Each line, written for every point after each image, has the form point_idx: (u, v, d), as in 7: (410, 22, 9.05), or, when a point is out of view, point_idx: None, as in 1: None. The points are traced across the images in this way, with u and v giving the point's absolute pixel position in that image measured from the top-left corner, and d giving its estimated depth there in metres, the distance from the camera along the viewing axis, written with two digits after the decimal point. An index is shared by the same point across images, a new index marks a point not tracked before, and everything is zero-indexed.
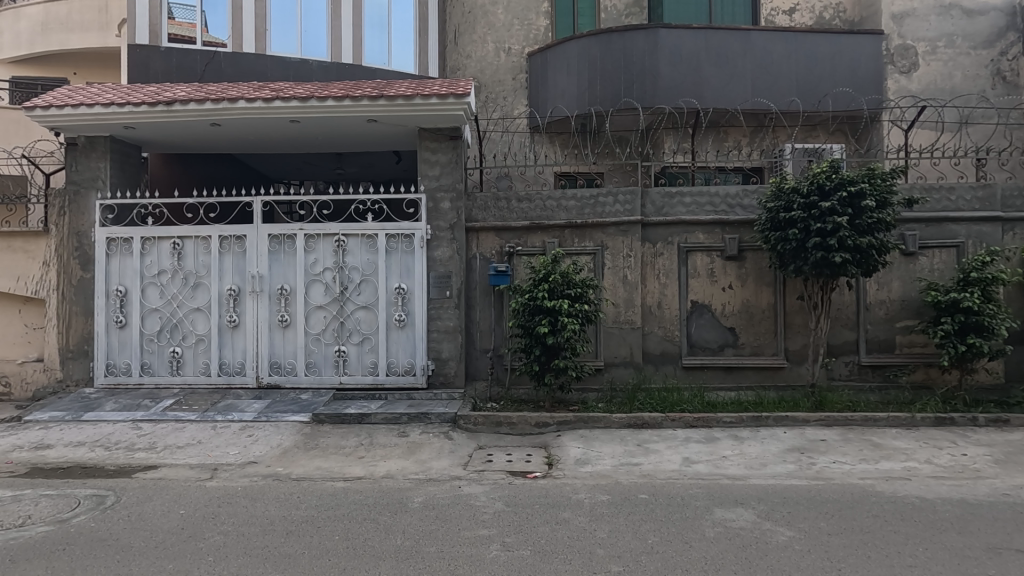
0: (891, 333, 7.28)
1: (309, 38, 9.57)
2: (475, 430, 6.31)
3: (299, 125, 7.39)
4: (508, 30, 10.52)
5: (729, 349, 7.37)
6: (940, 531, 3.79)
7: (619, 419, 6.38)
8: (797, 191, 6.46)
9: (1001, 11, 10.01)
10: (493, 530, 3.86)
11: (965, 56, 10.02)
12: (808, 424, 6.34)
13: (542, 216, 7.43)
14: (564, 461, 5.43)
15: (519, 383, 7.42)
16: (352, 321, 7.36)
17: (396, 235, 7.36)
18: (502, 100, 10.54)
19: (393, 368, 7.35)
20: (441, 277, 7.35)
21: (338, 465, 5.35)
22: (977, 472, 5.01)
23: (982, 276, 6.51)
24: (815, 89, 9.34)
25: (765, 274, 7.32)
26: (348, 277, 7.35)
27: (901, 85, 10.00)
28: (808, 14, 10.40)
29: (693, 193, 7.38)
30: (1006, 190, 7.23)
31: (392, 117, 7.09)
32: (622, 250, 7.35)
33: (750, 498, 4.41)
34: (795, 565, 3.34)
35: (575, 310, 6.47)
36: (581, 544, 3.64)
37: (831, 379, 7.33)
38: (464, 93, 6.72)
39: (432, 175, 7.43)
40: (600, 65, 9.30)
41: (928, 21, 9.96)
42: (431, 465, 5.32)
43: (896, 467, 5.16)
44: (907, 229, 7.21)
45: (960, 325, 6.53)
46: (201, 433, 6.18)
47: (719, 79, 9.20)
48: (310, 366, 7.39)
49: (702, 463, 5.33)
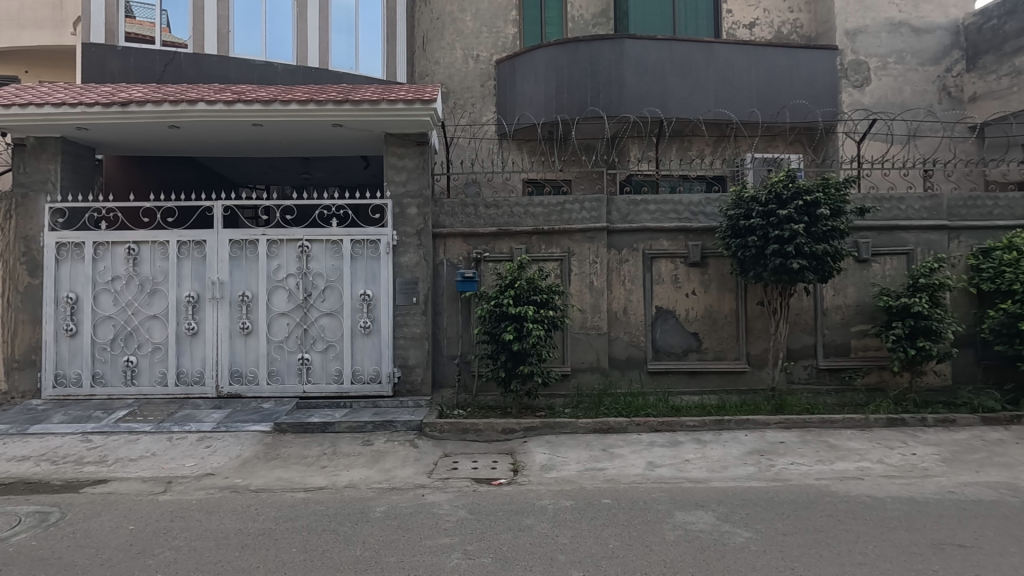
0: (846, 337, 7.53)
1: (273, 40, 9.41)
2: (441, 438, 6.26)
3: (262, 129, 7.24)
4: (476, 38, 10.57)
5: (692, 354, 7.51)
6: (889, 528, 3.92)
7: (585, 424, 6.41)
8: (755, 200, 6.64)
9: (946, 29, 10.53)
10: (455, 538, 3.83)
11: (913, 73, 10.49)
12: (769, 426, 6.49)
13: (509, 223, 7.47)
14: (529, 467, 5.42)
15: (486, 390, 7.41)
16: (317, 329, 7.23)
17: (362, 241, 7.28)
18: (470, 107, 10.56)
19: (358, 375, 7.25)
20: (408, 283, 7.29)
21: (300, 475, 5.24)
22: (926, 470, 5.21)
23: (930, 283, 6.78)
24: (774, 100, 9.63)
25: (726, 281, 7.49)
26: (312, 283, 7.22)
27: (854, 98, 10.40)
28: (767, 29, 10.80)
29: (658, 200, 7.51)
30: (951, 200, 7.56)
31: (357, 121, 7.01)
32: (588, 257, 7.42)
33: (710, 501, 4.49)
34: (751, 566, 3.41)
35: (540, 316, 6.49)
36: (542, 550, 3.64)
37: (790, 382, 7.53)
38: (431, 99, 6.71)
39: (398, 181, 7.37)
40: (566, 74, 9.40)
41: (878, 38, 10.39)
42: (395, 474, 5.25)
43: (850, 467, 5.33)
44: (860, 237, 7.49)
45: (910, 329, 6.79)
46: (156, 445, 5.96)
47: (682, 89, 9.40)
48: (272, 374, 7.23)
49: (666, 466, 5.40)
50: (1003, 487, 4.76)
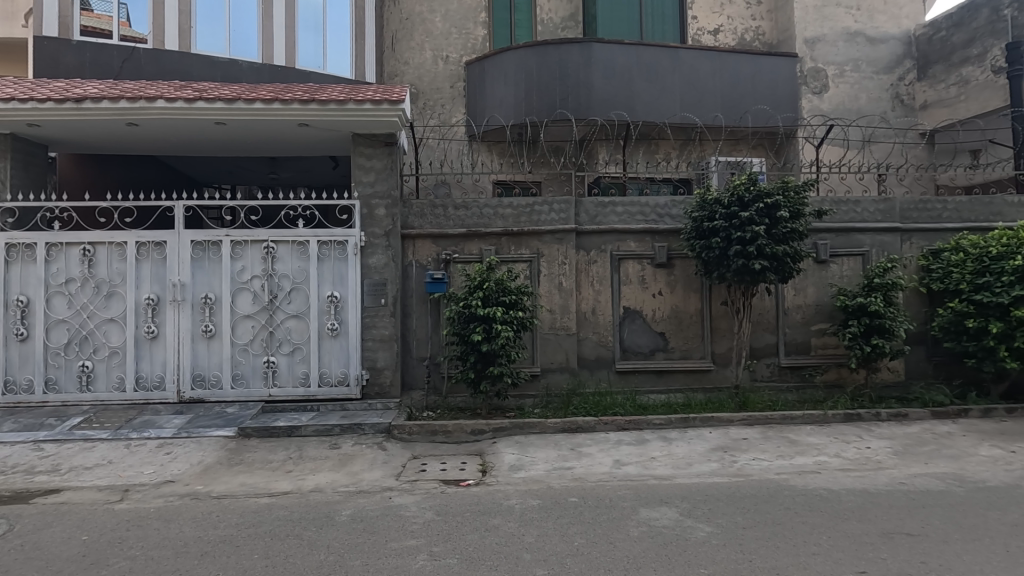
0: (807, 336, 7.77)
1: (238, 37, 9.17)
2: (410, 440, 6.25)
3: (224, 128, 7.08)
4: (446, 39, 10.58)
5: (659, 353, 7.64)
6: (843, 519, 4.07)
7: (553, 424, 6.47)
8: (719, 203, 6.81)
9: (899, 39, 10.97)
10: (422, 540, 3.82)
11: (869, 80, 10.90)
12: (732, 423, 6.65)
13: (478, 224, 7.48)
14: (497, 468, 5.44)
15: (456, 392, 7.41)
16: (282, 331, 7.11)
17: (329, 242, 7.19)
18: (439, 108, 10.55)
19: (326, 378, 7.16)
20: (376, 284, 7.24)
21: (264, 480, 5.15)
22: (879, 463, 5.43)
23: (883, 282, 7.05)
24: (737, 105, 9.88)
25: (692, 282, 7.66)
26: (277, 285, 7.10)
27: (814, 104, 10.77)
28: (730, 35, 11.08)
29: (625, 202, 7.63)
30: (904, 203, 7.88)
31: (324, 121, 6.93)
32: (557, 258, 7.48)
33: (674, 497, 4.58)
34: (711, 559, 3.49)
35: (509, 317, 6.52)
36: (508, 549, 3.66)
37: (753, 380, 7.73)
38: (398, 100, 6.68)
39: (366, 181, 7.30)
40: (535, 76, 9.46)
41: (836, 46, 10.78)
42: (363, 477, 5.21)
43: (809, 461, 5.50)
44: (819, 239, 7.74)
45: (865, 327, 7.05)
46: (113, 452, 5.78)
47: (649, 93, 9.56)
48: (236, 378, 7.08)
49: (632, 464, 5.48)
50: (950, 477, 4.98)
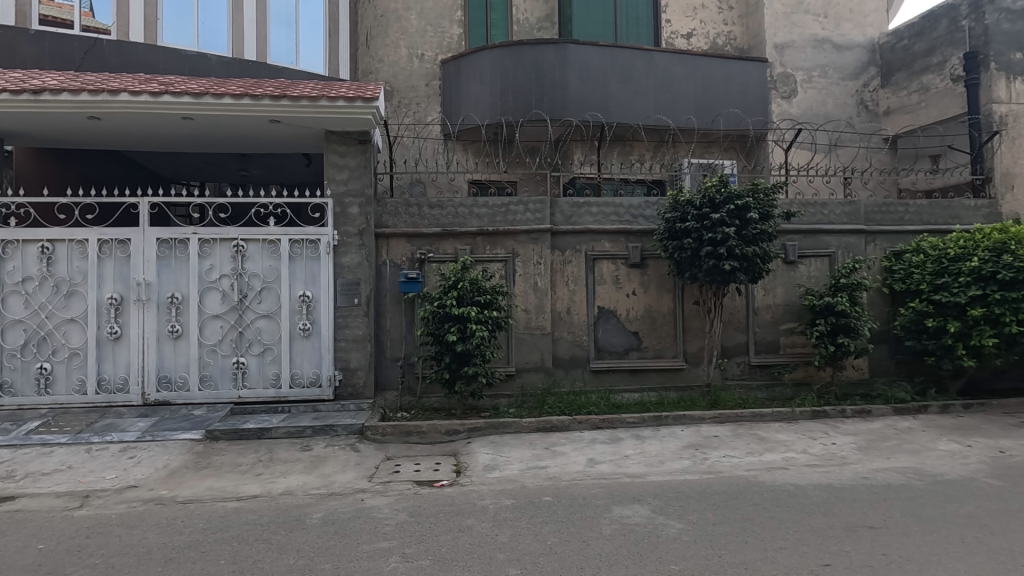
0: (776, 335, 7.94)
1: (206, 30, 8.87)
2: (384, 441, 6.19)
3: (192, 123, 6.90)
4: (421, 37, 10.52)
5: (633, 352, 7.72)
6: (810, 514, 4.17)
7: (528, 423, 6.48)
8: (691, 204, 6.93)
9: (864, 47, 11.32)
10: (394, 542, 3.78)
11: (835, 86, 11.22)
12: (704, 422, 6.76)
13: (453, 223, 7.45)
14: (472, 468, 5.43)
15: (431, 392, 7.37)
16: (253, 331, 6.97)
17: (301, 240, 7.07)
18: (414, 106, 10.48)
19: (297, 379, 7.04)
20: (349, 284, 7.14)
21: (232, 484, 5.04)
22: (844, 458, 5.58)
23: (849, 283, 7.25)
24: (708, 108, 10.05)
25: (665, 281, 7.76)
26: (247, 284, 6.95)
27: (783, 109, 11.05)
28: (703, 39, 11.27)
29: (600, 203, 7.69)
30: (868, 206, 8.12)
31: (296, 118, 6.82)
32: (532, 258, 7.49)
33: (647, 495, 4.63)
34: (682, 556, 3.54)
35: (484, 317, 6.50)
36: (481, 550, 3.65)
37: (725, 378, 7.87)
38: (372, 97, 6.61)
39: (339, 179, 7.20)
40: (511, 76, 9.46)
41: (804, 52, 11.09)
42: (335, 479, 5.13)
43: (777, 458, 5.63)
44: (788, 240, 7.92)
45: (831, 327, 7.24)
46: (72, 457, 5.58)
47: (624, 95, 9.64)
48: (204, 380, 6.91)
49: (605, 462, 5.53)
50: (910, 471, 5.15)
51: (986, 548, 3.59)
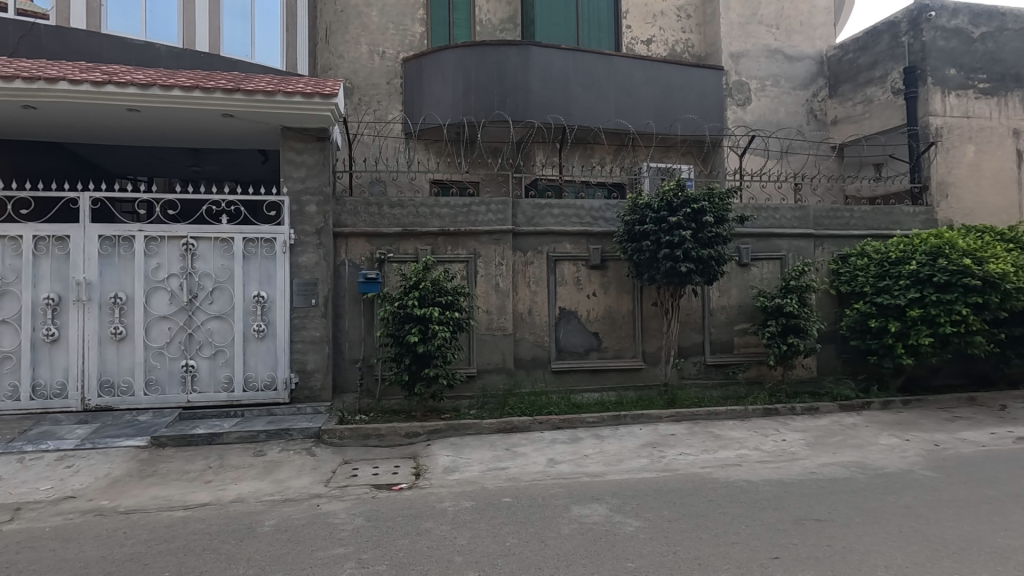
0: (730, 335, 8.18)
1: (155, 18, 8.48)
2: (341, 444, 6.06)
3: (138, 115, 6.60)
4: (383, 34, 10.39)
5: (593, 353, 7.81)
6: (760, 509, 4.31)
7: (489, 424, 6.47)
8: (649, 207, 7.07)
9: (813, 59, 11.80)
10: (350, 547, 3.71)
11: (787, 96, 11.66)
12: (661, 420, 6.90)
13: (414, 223, 7.37)
14: (432, 470, 5.37)
15: (390, 394, 7.28)
16: (203, 333, 6.71)
17: (255, 239, 6.85)
18: (375, 104, 10.34)
19: (251, 383, 6.82)
20: (306, 284, 6.97)
21: (180, 492, 4.83)
22: (793, 454, 5.79)
23: (799, 285, 7.53)
24: (667, 114, 10.28)
25: (624, 282, 7.89)
26: (197, 284, 6.69)
27: (738, 116, 11.43)
28: (662, 46, 11.52)
29: (561, 205, 7.75)
30: (817, 211, 8.46)
31: (251, 113, 6.61)
32: (494, 258, 7.49)
33: (605, 494, 4.69)
34: (638, 553, 3.59)
35: (445, 317, 6.45)
36: (439, 553, 3.62)
37: (682, 378, 8.05)
38: (331, 93, 6.47)
39: (297, 177, 7.02)
40: (474, 76, 9.43)
41: (758, 62, 11.50)
42: (290, 484, 4.99)
43: (731, 455, 5.79)
44: (742, 243, 8.17)
45: (782, 327, 7.51)
46: (3, 468, 5.24)
47: (586, 99, 9.75)
48: (150, 384, 6.62)
49: (565, 462, 5.57)
50: (854, 465, 5.39)
51: (922, 536, 3.78)
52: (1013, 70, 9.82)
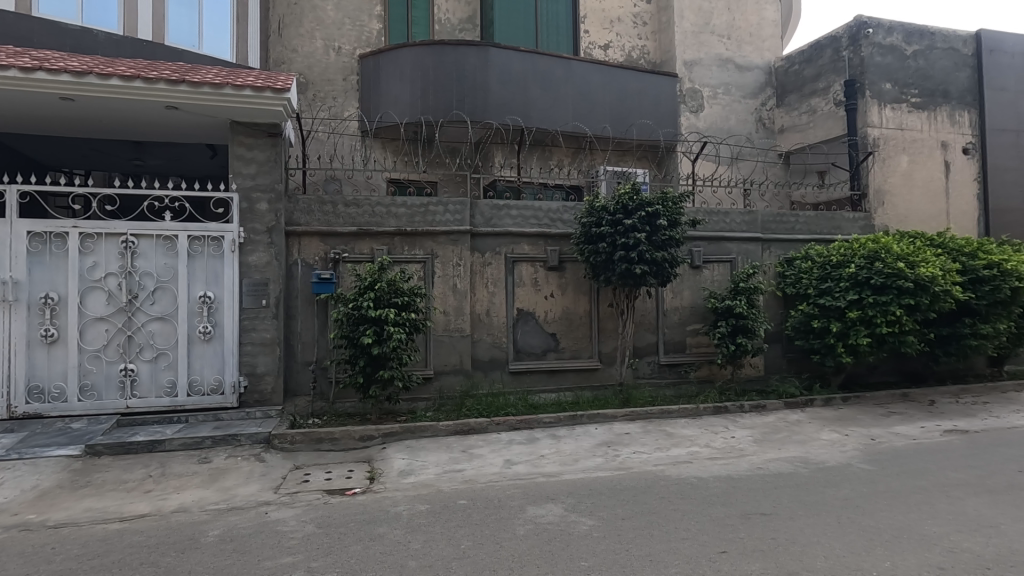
0: (683, 335, 8.40)
1: (92, 2, 8.01)
2: (292, 449, 5.89)
3: (73, 104, 6.23)
4: (338, 29, 10.18)
5: (551, 354, 7.86)
6: (710, 505, 4.43)
7: (446, 426, 6.42)
8: (605, 210, 7.18)
9: (761, 69, 12.26)
10: (299, 556, 3.60)
11: (737, 104, 12.06)
12: (616, 419, 7.02)
13: (370, 223, 7.24)
14: (386, 474, 5.29)
15: (344, 397, 7.12)
16: (144, 335, 6.40)
17: (201, 237, 6.58)
18: (331, 100, 10.12)
19: (196, 387, 6.55)
20: (256, 284, 6.74)
21: (116, 503, 4.58)
22: (741, 451, 5.98)
23: (747, 287, 7.80)
24: (623, 118, 10.47)
25: (581, 284, 7.98)
26: (138, 284, 6.37)
27: (691, 122, 11.77)
28: (619, 52, 11.74)
29: (519, 206, 7.78)
30: (765, 216, 8.79)
31: (197, 106, 6.35)
32: (452, 259, 7.44)
33: (561, 494, 4.73)
34: (592, 552, 3.63)
35: (401, 319, 6.35)
36: (392, 558, 3.56)
37: (637, 377, 8.20)
38: (283, 88, 6.27)
39: (246, 173, 6.77)
40: (432, 75, 9.34)
41: (710, 70, 11.87)
42: (237, 492, 4.81)
43: (683, 452, 5.94)
44: (694, 246, 8.40)
45: (731, 328, 7.77)
46: None
47: (544, 101, 9.83)
48: (85, 389, 6.26)
49: (522, 463, 5.58)
50: (798, 460, 5.62)
51: (858, 527, 3.97)
52: (942, 86, 10.48)
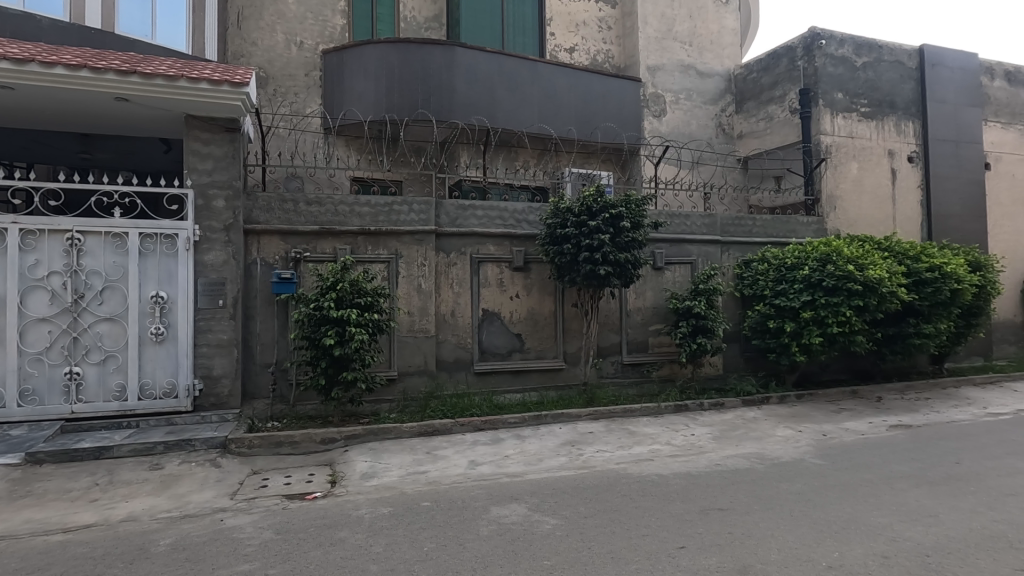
0: (645, 335, 8.55)
1: None
2: (250, 454, 5.73)
3: (13, 92, 5.90)
4: (300, 23, 9.96)
5: (516, 354, 7.89)
6: (670, 501, 4.53)
7: (409, 428, 6.37)
8: (570, 211, 7.24)
9: (721, 76, 12.60)
10: (256, 563, 3.50)
11: (698, 109, 12.36)
12: (580, 419, 7.10)
13: (333, 222, 7.10)
14: (348, 477, 5.20)
15: (305, 400, 6.96)
16: (91, 337, 6.11)
17: (153, 235, 6.33)
18: (292, 96, 9.89)
19: (148, 391, 6.29)
20: (213, 284, 6.53)
21: (58, 513, 4.36)
22: (700, 448, 6.13)
23: (707, 288, 8.00)
24: (588, 121, 10.60)
25: (546, 284, 8.03)
26: (84, 283, 6.08)
27: (654, 126, 12.01)
28: (584, 55, 11.87)
29: (485, 207, 7.77)
30: (724, 219, 9.03)
31: (149, 98, 6.12)
32: (416, 259, 7.37)
33: (524, 493, 4.74)
34: (554, 551, 3.66)
35: (364, 319, 6.25)
36: (353, 563, 3.50)
37: (600, 377, 8.30)
38: (241, 81, 6.08)
39: (202, 169, 6.55)
40: (397, 73, 9.24)
41: (673, 76, 12.13)
42: (190, 499, 4.65)
43: (644, 450, 6.05)
44: (656, 248, 8.56)
45: (692, 328, 7.95)
46: None
47: (510, 102, 9.85)
48: (25, 394, 5.94)
49: (486, 464, 5.58)
50: (754, 456, 5.80)
51: (809, 519, 4.13)
52: (889, 96, 10.99)
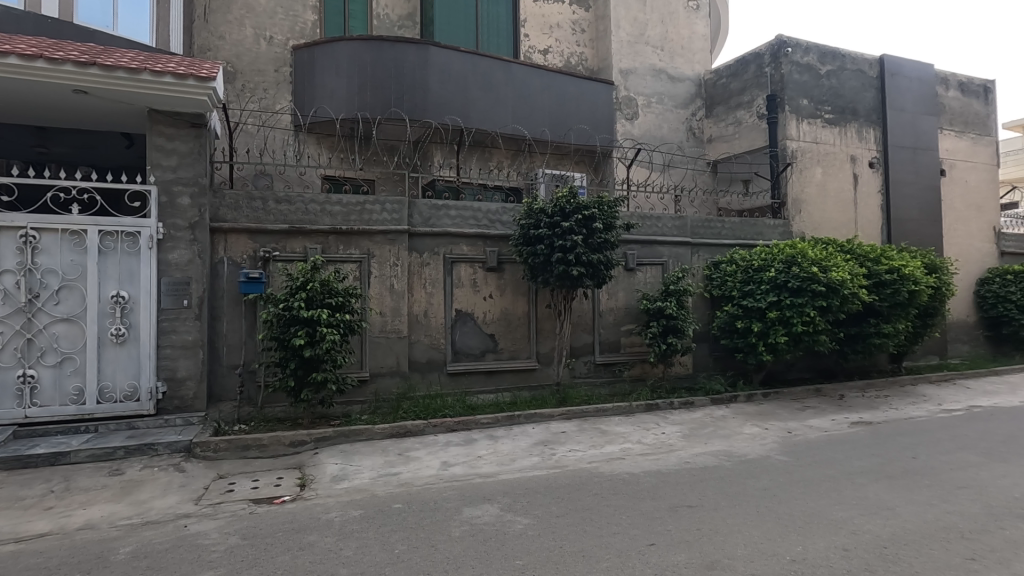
0: (617, 335, 8.64)
1: None
2: (216, 457, 5.59)
3: None
4: (270, 18, 9.76)
5: (489, 354, 7.88)
6: (640, 499, 4.59)
7: (381, 429, 6.30)
8: (543, 212, 7.28)
9: (692, 81, 12.83)
10: (221, 570, 3.42)
11: (669, 113, 12.55)
12: (553, 419, 7.13)
13: (303, 220, 6.98)
14: (318, 480, 5.11)
15: (274, 402, 6.82)
16: (46, 339, 5.88)
17: (114, 233, 6.12)
18: (261, 92, 9.69)
19: (107, 394, 6.07)
20: (177, 284, 6.34)
21: (9, 522, 4.17)
22: (671, 446, 6.23)
23: (677, 289, 8.13)
24: (562, 122, 10.66)
25: (520, 285, 8.05)
26: (39, 283, 5.85)
27: (626, 129, 12.16)
28: (558, 57, 11.94)
29: (458, 206, 7.75)
30: (694, 221, 9.20)
31: (110, 91, 5.92)
32: (389, 259, 7.30)
33: (497, 494, 4.74)
34: (526, 550, 3.67)
35: (335, 320, 6.16)
36: (322, 567, 3.45)
37: (573, 377, 8.36)
38: (208, 76, 5.93)
39: (166, 165, 6.37)
40: (370, 70, 9.14)
41: (645, 80, 12.30)
42: (152, 505, 4.51)
43: (616, 449, 6.11)
44: (628, 249, 8.66)
45: (662, 328, 8.07)
46: None
47: (484, 102, 9.84)
48: None
49: (459, 465, 5.56)
50: (722, 453, 5.92)
51: (774, 514, 4.23)
52: (851, 104, 11.35)
